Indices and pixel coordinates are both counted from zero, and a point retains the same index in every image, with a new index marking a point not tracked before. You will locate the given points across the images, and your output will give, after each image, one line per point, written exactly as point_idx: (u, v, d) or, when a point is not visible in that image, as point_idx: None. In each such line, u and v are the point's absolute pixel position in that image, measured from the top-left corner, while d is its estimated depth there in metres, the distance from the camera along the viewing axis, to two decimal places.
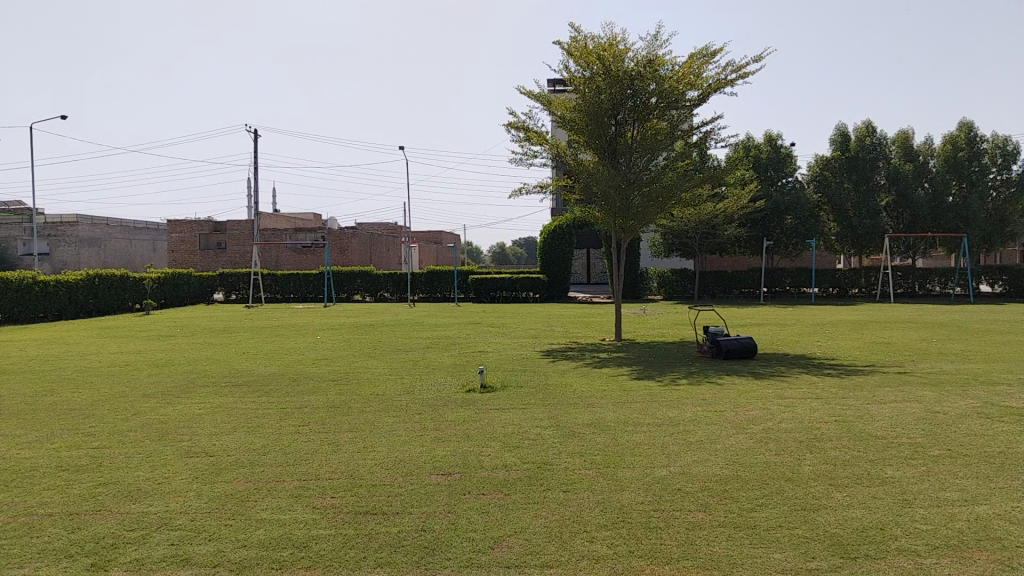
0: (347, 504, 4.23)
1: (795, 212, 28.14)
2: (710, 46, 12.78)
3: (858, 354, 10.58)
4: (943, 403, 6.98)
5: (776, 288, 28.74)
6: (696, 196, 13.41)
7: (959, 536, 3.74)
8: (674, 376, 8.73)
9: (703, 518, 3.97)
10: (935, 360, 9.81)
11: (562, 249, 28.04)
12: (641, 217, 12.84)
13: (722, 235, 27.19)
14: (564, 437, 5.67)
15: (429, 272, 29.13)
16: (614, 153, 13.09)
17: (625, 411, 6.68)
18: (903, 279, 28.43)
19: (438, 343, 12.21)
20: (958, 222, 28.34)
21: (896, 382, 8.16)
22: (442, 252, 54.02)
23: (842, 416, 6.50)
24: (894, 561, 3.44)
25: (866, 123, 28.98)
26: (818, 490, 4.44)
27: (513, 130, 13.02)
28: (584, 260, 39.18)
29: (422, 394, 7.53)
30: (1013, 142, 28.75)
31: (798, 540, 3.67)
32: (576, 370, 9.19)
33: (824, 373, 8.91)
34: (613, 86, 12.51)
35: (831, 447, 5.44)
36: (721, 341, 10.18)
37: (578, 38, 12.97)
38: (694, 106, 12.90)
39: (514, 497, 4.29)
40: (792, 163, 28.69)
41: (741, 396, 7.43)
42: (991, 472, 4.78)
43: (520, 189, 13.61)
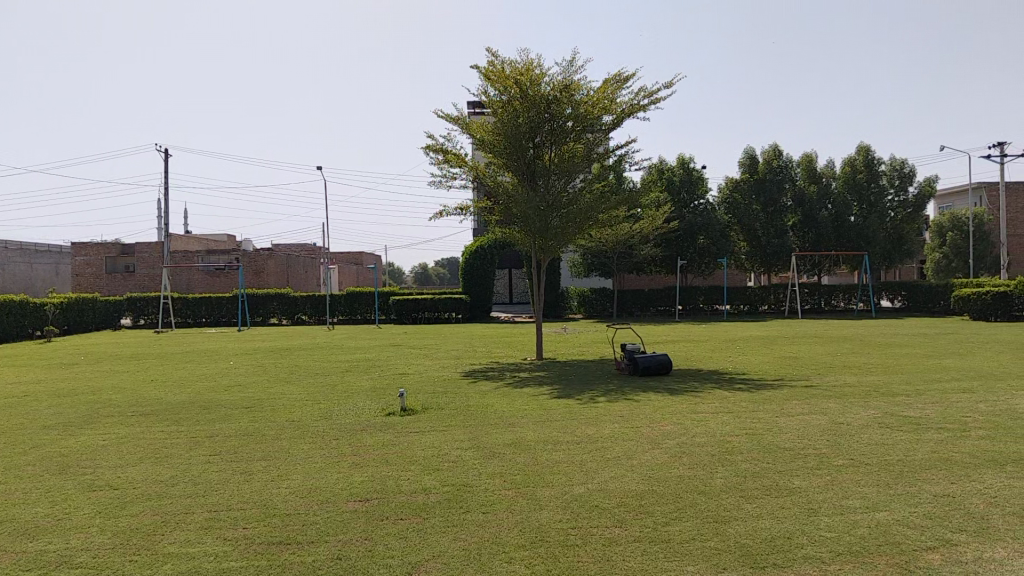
0: (260, 535, 4.12)
1: (707, 233, 29.10)
2: (623, 72, 13.12)
3: (767, 369, 10.94)
4: (846, 415, 7.28)
5: (691, 305, 29.46)
6: (613, 218, 13.67)
7: (861, 542, 3.92)
8: (592, 394, 8.83)
9: (620, 534, 4.03)
10: (839, 373, 10.26)
11: (484, 270, 28.16)
12: (559, 239, 13.01)
13: (639, 255, 27.82)
14: (483, 458, 5.68)
15: (347, 294, 28.71)
16: (533, 175, 13.23)
17: (544, 430, 6.72)
18: (810, 295, 29.69)
19: (357, 366, 12.03)
20: (860, 240, 29.76)
21: (803, 395, 8.48)
22: (362, 273, 53.38)
23: (753, 429, 6.71)
24: (800, 569, 3.57)
25: (773, 147, 30.18)
26: (729, 502, 4.58)
27: (430, 152, 13.01)
28: (506, 280, 39.36)
29: (338, 420, 7.39)
30: (909, 165, 30.38)
31: (708, 552, 3.76)
32: (495, 391, 9.19)
33: (736, 388, 9.20)
34: (531, 110, 12.68)
35: (741, 459, 5.62)
36: (638, 358, 10.38)
37: (495, 62, 13.11)
38: (608, 130, 13.19)
39: (433, 521, 4.26)
40: (704, 185, 29.62)
41: (657, 412, 7.58)
42: (890, 480, 5.03)
43: (440, 212, 13.57)
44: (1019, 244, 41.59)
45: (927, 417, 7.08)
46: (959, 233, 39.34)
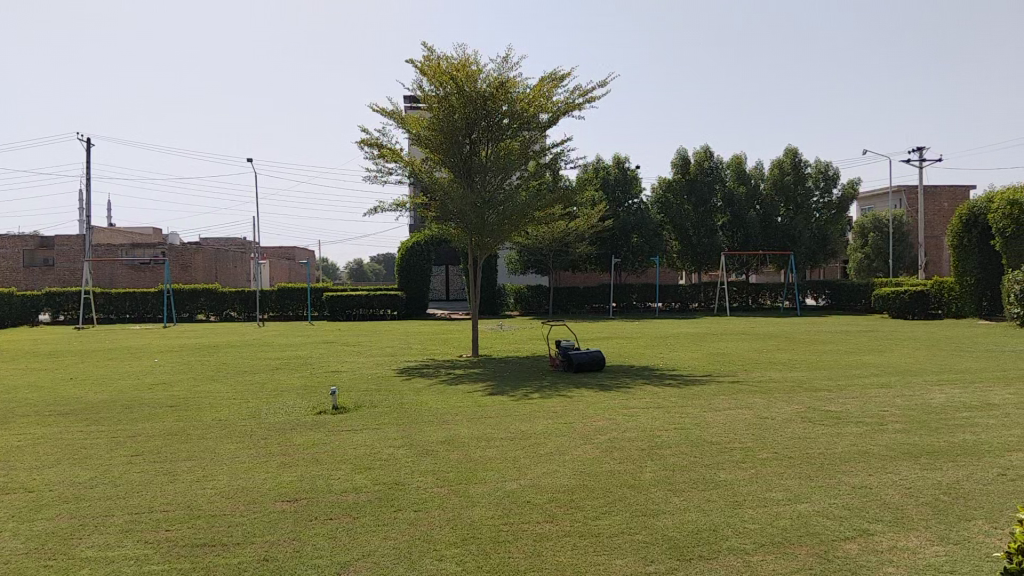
0: (183, 538, 4.01)
1: (640, 232, 29.59)
2: (559, 70, 13.21)
3: (697, 365, 11.19)
4: (771, 409, 7.50)
5: (625, 303, 29.89)
6: (549, 215, 13.74)
7: (783, 533, 4.04)
8: (526, 391, 8.86)
9: (551, 529, 4.07)
10: (764, 369, 10.57)
11: (420, 267, 27.99)
12: (496, 235, 13.03)
13: (574, 253, 28.07)
14: (416, 455, 5.65)
15: (279, 289, 28.17)
16: (469, 172, 13.19)
17: (477, 427, 6.73)
18: (738, 293, 30.49)
19: (288, 364, 11.82)
20: (786, 240, 30.69)
21: (730, 391, 8.71)
22: (294, 269, 52.44)
23: (682, 423, 6.85)
24: (725, 561, 3.66)
25: (704, 148, 30.79)
26: (659, 495, 4.67)
27: (365, 147, 12.85)
28: (443, 277, 39.21)
29: (268, 418, 7.25)
30: (833, 168, 31.34)
31: (637, 545, 3.83)
32: (429, 388, 9.14)
33: (665, 383, 9.38)
34: (467, 106, 12.66)
35: (669, 453, 5.74)
36: (572, 355, 10.48)
37: (431, 57, 13.04)
38: (544, 128, 13.25)
39: (364, 520, 4.22)
40: (638, 185, 30.12)
41: (589, 408, 7.66)
42: (811, 472, 5.20)
43: (375, 208, 13.41)
44: (935, 246, 43.51)
45: (847, 411, 7.36)
46: (880, 234, 40.95)
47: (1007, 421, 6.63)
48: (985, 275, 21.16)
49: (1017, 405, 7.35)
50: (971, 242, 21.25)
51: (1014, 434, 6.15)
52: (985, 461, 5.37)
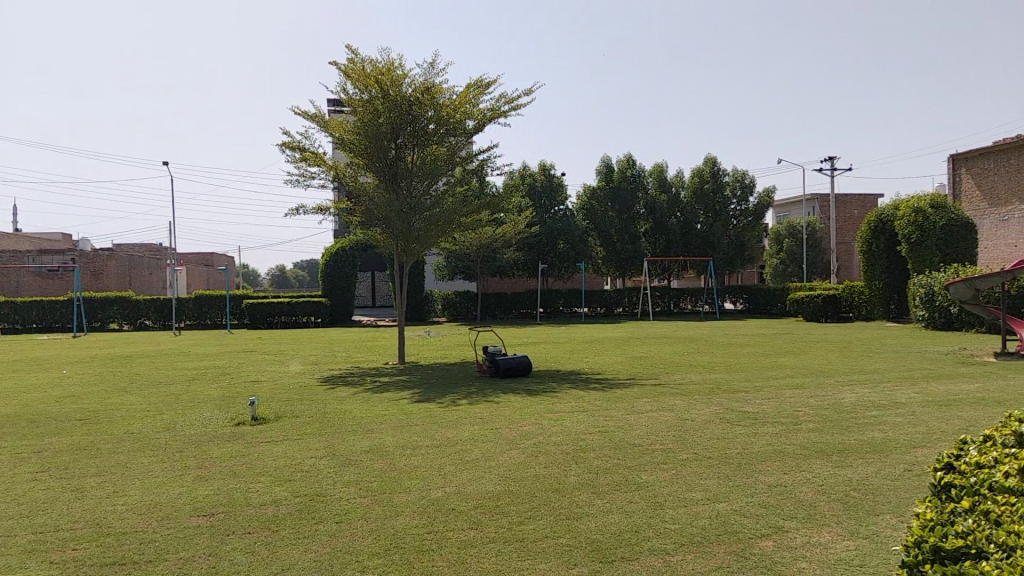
0: (92, 556, 3.84)
1: (567, 238, 29.90)
2: (484, 77, 13.25)
3: (621, 369, 11.37)
4: (691, 411, 7.67)
5: (552, 308, 30.14)
6: (475, 222, 13.74)
7: (702, 532, 4.14)
8: (453, 398, 8.82)
9: (475, 536, 4.06)
10: (685, 372, 10.83)
11: (345, 273, 27.59)
12: (422, 241, 12.96)
13: (501, 259, 28.14)
14: (339, 466, 5.56)
15: (197, 297, 27.36)
16: (394, 177, 13.07)
17: (403, 435, 6.66)
18: (661, 298, 31.13)
19: (205, 373, 11.46)
20: (706, 247, 31.51)
21: (653, 393, 8.88)
22: (213, 275, 51.02)
23: (606, 427, 6.94)
24: (646, 561, 3.72)
25: (627, 156, 31.36)
26: (583, 499, 4.71)
27: (286, 150, 12.60)
28: (369, 283, 38.73)
29: (184, 431, 7.02)
30: (750, 177, 32.36)
31: (561, 549, 3.86)
32: (354, 396, 9.01)
33: (590, 387, 9.50)
34: (392, 110, 12.56)
35: (594, 457, 5.80)
36: (499, 360, 10.50)
37: (355, 61, 12.90)
38: (470, 134, 13.26)
39: (284, 533, 4.13)
40: (564, 192, 30.53)
41: (516, 413, 7.68)
42: (729, 472, 5.34)
43: (296, 211, 13.15)
44: (846, 251, 45.36)
45: (764, 411, 7.60)
46: (794, 240, 42.53)
47: (911, 419, 6.96)
48: (892, 279, 22.16)
49: (921, 404, 7.73)
50: (879, 248, 22.26)
51: (918, 431, 6.45)
52: (891, 457, 5.62)
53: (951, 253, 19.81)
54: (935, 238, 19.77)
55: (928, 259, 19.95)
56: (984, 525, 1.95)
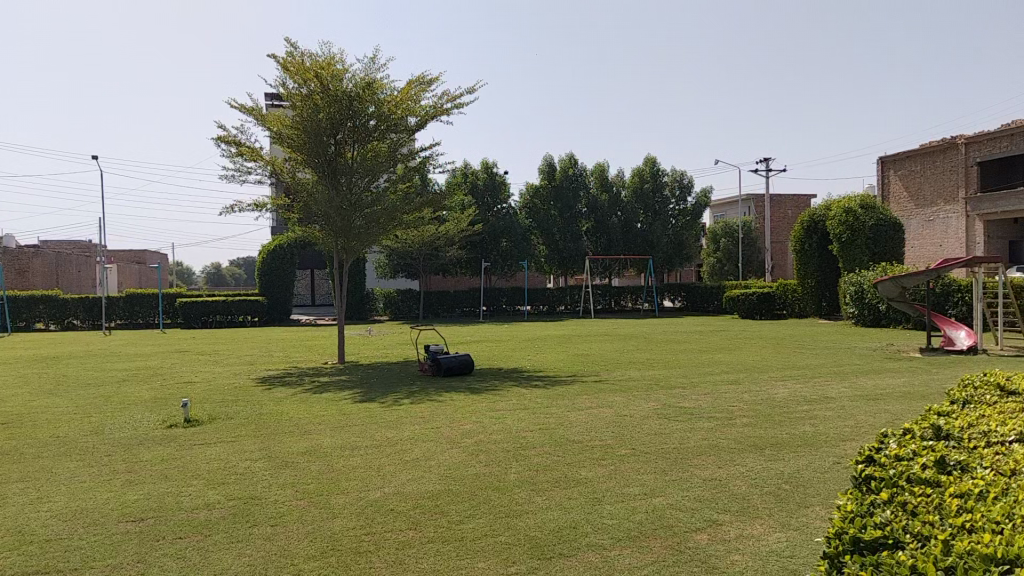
0: (13, 566, 3.69)
1: (509, 236, 29.95)
2: (426, 74, 13.19)
3: (562, 366, 11.45)
4: (630, 407, 7.78)
5: (495, 306, 30.16)
6: (416, 220, 13.65)
7: (639, 527, 4.19)
8: (393, 397, 8.75)
9: (413, 536, 4.04)
10: (625, 368, 10.97)
11: (283, 271, 27.10)
12: (363, 239, 12.83)
13: (444, 257, 28.01)
14: (275, 468, 5.46)
15: (128, 296, 26.54)
16: (334, 173, 12.91)
17: (342, 436, 6.57)
18: (603, 296, 31.44)
19: (137, 375, 11.12)
20: (646, 246, 31.97)
21: (593, 390, 8.97)
22: (145, 273, 49.52)
23: (546, 424, 6.99)
24: (583, 557, 3.75)
25: (568, 156, 31.58)
26: (522, 496, 4.73)
27: (222, 144, 12.32)
28: (308, 281, 38.14)
29: (113, 434, 6.80)
30: (688, 177, 32.92)
31: (500, 547, 3.87)
32: (292, 397, 8.86)
33: (531, 385, 9.54)
34: (331, 105, 12.40)
35: (534, 454, 5.83)
36: (440, 358, 10.46)
37: (294, 54, 12.70)
38: (412, 131, 13.17)
39: (216, 537, 4.04)
40: (506, 190, 30.62)
41: (456, 412, 7.66)
42: (666, 467, 5.43)
43: (231, 208, 12.86)
44: (780, 250, 46.58)
45: (700, 406, 7.75)
46: (731, 239, 43.49)
47: (841, 413, 7.19)
48: (824, 277, 22.83)
49: (850, 398, 7.98)
50: (812, 247, 22.90)
51: (847, 425, 6.67)
52: (821, 450, 5.79)
53: (879, 252, 20.51)
54: (864, 238, 20.45)
55: (857, 258, 20.62)
56: (902, 516, 2.03)
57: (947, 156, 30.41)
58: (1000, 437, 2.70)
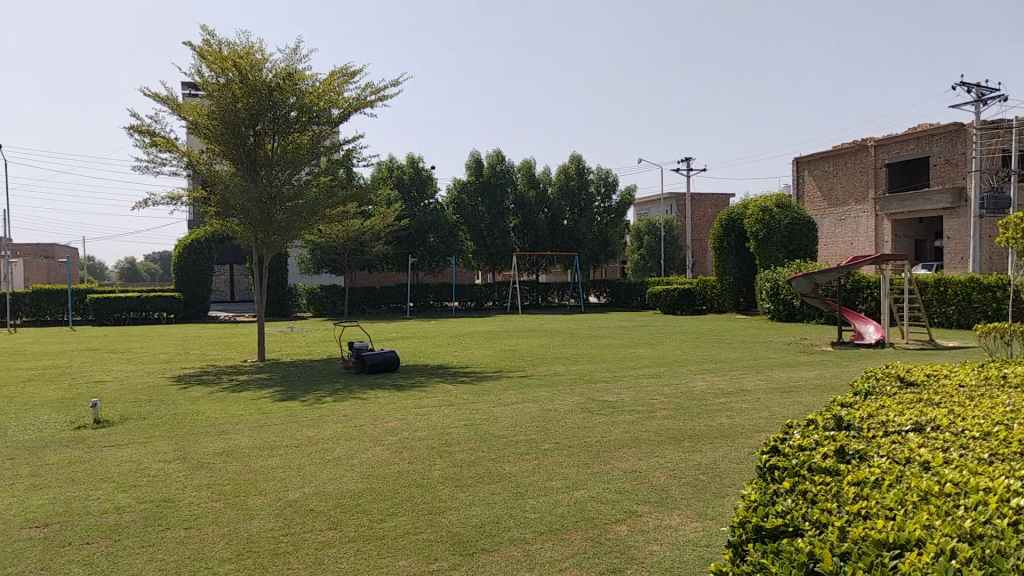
0: None
1: (436, 232, 29.80)
2: (350, 66, 13.01)
3: (488, 362, 11.48)
4: (555, 402, 7.86)
5: (421, 302, 29.97)
6: (340, 214, 13.43)
7: (562, 520, 4.24)
8: (316, 395, 8.60)
9: (333, 536, 3.99)
10: (551, 364, 11.08)
11: (200, 266, 26.27)
12: (284, 233, 12.55)
13: (370, 253, 27.64)
14: (190, 470, 5.30)
15: (34, 292, 25.31)
16: (253, 165, 12.59)
17: (261, 436, 6.43)
18: (530, 292, 31.63)
19: (43, 374, 10.62)
20: (572, 243, 32.31)
21: (519, 385, 9.02)
22: (53, 269, 47.37)
23: (471, 420, 6.99)
24: (505, 552, 3.78)
25: (496, 152, 31.62)
26: (445, 493, 4.72)
27: (135, 134, 11.86)
28: (228, 276, 37.14)
29: (15, 437, 6.47)
30: (613, 175, 33.36)
31: (422, 544, 3.86)
32: (209, 396, 8.60)
33: (458, 381, 9.53)
34: (251, 96, 12.09)
35: (459, 450, 5.83)
36: (365, 355, 10.34)
37: (211, 42, 12.34)
38: (335, 124, 12.97)
39: (126, 542, 3.90)
40: (433, 185, 30.48)
41: (381, 410, 7.59)
42: (589, 460, 5.51)
43: (144, 201, 12.39)
44: (701, 248, 47.83)
45: (622, 400, 7.89)
46: (654, 237, 44.38)
47: (756, 405, 7.44)
48: (742, 274, 23.52)
49: (765, 390, 8.26)
50: (730, 244, 23.54)
51: (762, 416, 6.89)
52: (737, 441, 5.97)
53: (794, 250, 21.27)
54: (780, 236, 21.15)
55: (773, 256, 21.32)
56: (801, 504, 2.12)
57: (858, 158, 31.74)
58: (896, 426, 2.85)
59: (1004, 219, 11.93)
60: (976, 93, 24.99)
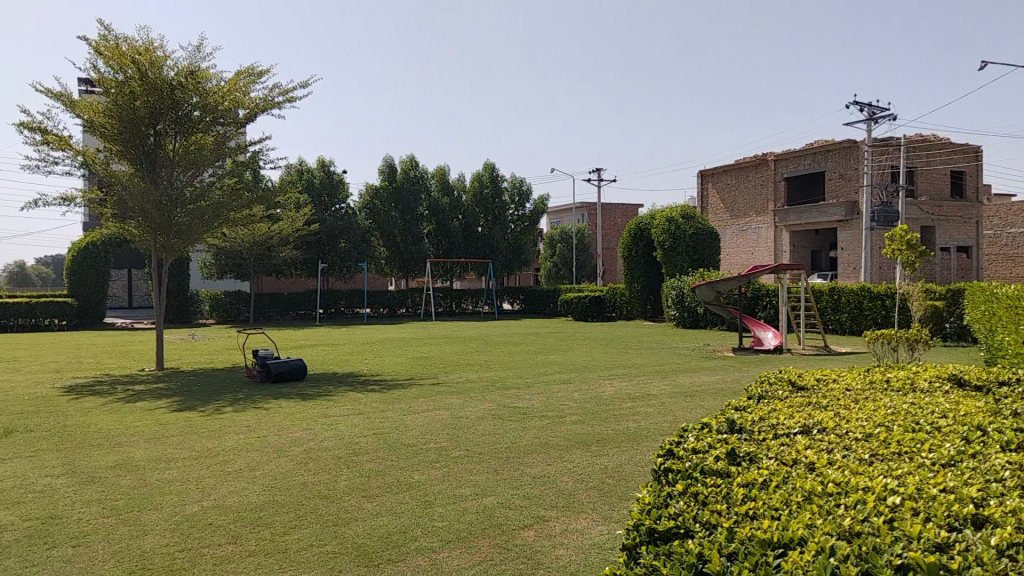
0: None
1: (348, 237, 29.40)
2: (256, 66, 12.72)
3: (398, 370, 11.37)
4: (466, 409, 7.86)
5: (331, 309, 29.46)
6: (245, 217, 13.07)
7: (470, 527, 4.24)
8: (217, 405, 8.32)
9: (233, 550, 3.86)
10: (462, 370, 11.08)
11: (96, 270, 25.07)
12: (185, 236, 12.13)
13: (277, 258, 26.95)
14: (80, 484, 5.04)
15: None
16: (153, 166, 12.11)
17: (158, 448, 6.18)
18: (444, 299, 31.54)
19: None
20: (486, 250, 32.46)
21: (429, 393, 8.97)
22: None
23: (381, 429, 6.90)
24: (412, 561, 3.74)
25: (410, 157, 31.40)
26: (351, 504, 4.65)
27: (24, 130, 11.24)
28: (125, 281, 35.61)
29: None
30: (526, 183, 33.68)
31: (326, 557, 3.78)
32: (103, 407, 8.21)
33: (367, 389, 9.38)
34: (151, 94, 11.63)
35: (367, 460, 5.75)
36: (270, 364, 10.07)
37: (107, 37, 11.83)
38: (240, 124, 12.65)
39: (7, 564, 3.67)
40: (344, 190, 30.02)
41: (286, 419, 7.41)
42: (498, 466, 5.53)
43: (34, 202, 11.75)
44: (611, 256, 48.82)
45: (532, 406, 7.96)
46: (566, 245, 44.98)
47: (662, 409, 7.65)
48: (649, 282, 24.12)
49: (669, 395, 8.49)
50: (638, 253, 24.08)
51: (666, 420, 7.07)
52: (642, 444, 6.11)
53: (698, 259, 21.98)
54: (685, 245, 21.79)
55: (678, 264, 21.94)
56: (693, 506, 2.19)
57: (760, 171, 33.07)
58: (786, 428, 2.98)
59: (891, 230, 12.64)
60: (868, 112, 26.35)
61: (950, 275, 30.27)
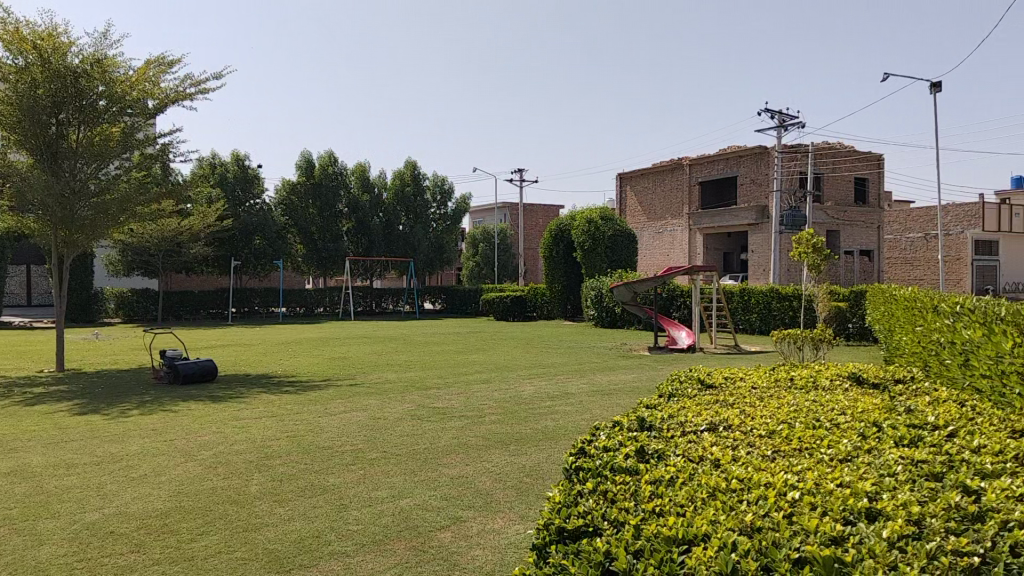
0: None
1: (262, 234, 28.70)
2: (166, 56, 12.28)
3: (314, 370, 11.16)
4: (383, 409, 7.77)
5: (245, 308, 28.73)
6: (153, 212, 12.59)
7: (384, 530, 4.20)
8: (121, 408, 7.99)
9: (137, 559, 3.72)
10: (380, 371, 10.96)
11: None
12: (88, 231, 11.58)
13: (188, 255, 26.05)
14: None
15: None
16: (54, 157, 11.49)
17: (56, 453, 5.89)
18: (363, 298, 31.15)
19: None
20: (407, 248, 32.23)
21: (346, 394, 8.84)
22: None
23: (295, 431, 6.76)
24: (325, 566, 3.68)
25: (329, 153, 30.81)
26: (262, 508, 4.54)
27: None
28: (23, 277, 33.81)
29: None
30: (448, 183, 33.61)
31: (234, 564, 3.68)
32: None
33: (281, 391, 9.16)
34: (53, 81, 11.09)
35: (279, 463, 5.61)
36: (178, 365, 9.73)
37: (6, 20, 11.21)
38: (149, 116, 12.18)
39: None
40: (260, 185, 29.24)
41: (195, 422, 7.17)
42: (415, 467, 5.49)
43: None
44: (532, 256, 49.16)
45: (451, 406, 7.94)
46: (487, 244, 45.06)
47: (579, 407, 7.76)
48: (569, 283, 24.43)
49: (586, 393, 8.61)
50: (559, 254, 24.32)
51: (583, 419, 7.16)
52: (558, 444, 6.17)
53: (616, 260, 22.36)
54: (604, 246, 22.13)
55: (597, 265, 22.27)
56: (601, 504, 2.22)
57: (676, 175, 33.90)
58: (693, 426, 3.06)
59: (798, 234, 13.17)
60: (778, 120, 27.33)
61: (852, 278, 31.61)
